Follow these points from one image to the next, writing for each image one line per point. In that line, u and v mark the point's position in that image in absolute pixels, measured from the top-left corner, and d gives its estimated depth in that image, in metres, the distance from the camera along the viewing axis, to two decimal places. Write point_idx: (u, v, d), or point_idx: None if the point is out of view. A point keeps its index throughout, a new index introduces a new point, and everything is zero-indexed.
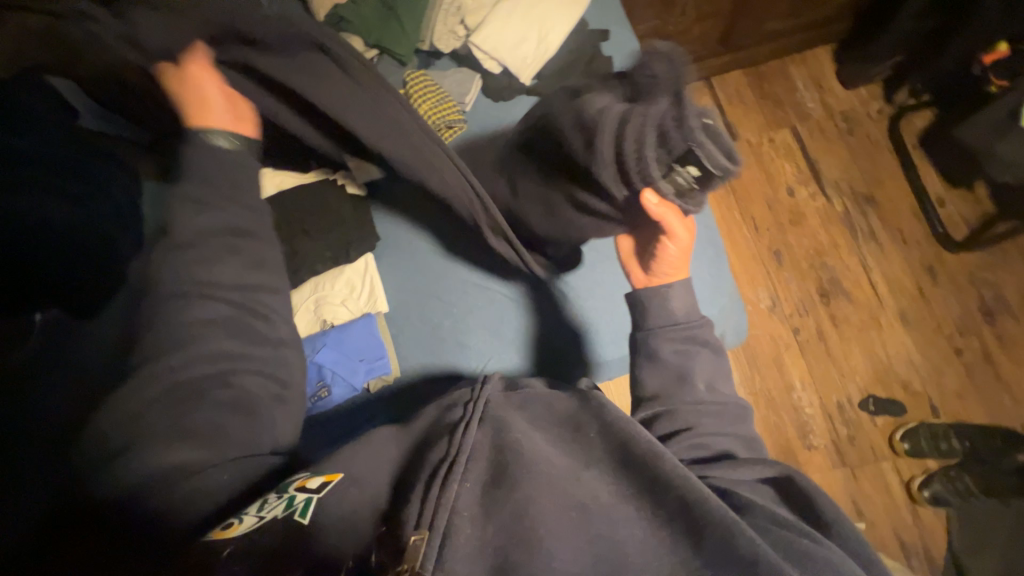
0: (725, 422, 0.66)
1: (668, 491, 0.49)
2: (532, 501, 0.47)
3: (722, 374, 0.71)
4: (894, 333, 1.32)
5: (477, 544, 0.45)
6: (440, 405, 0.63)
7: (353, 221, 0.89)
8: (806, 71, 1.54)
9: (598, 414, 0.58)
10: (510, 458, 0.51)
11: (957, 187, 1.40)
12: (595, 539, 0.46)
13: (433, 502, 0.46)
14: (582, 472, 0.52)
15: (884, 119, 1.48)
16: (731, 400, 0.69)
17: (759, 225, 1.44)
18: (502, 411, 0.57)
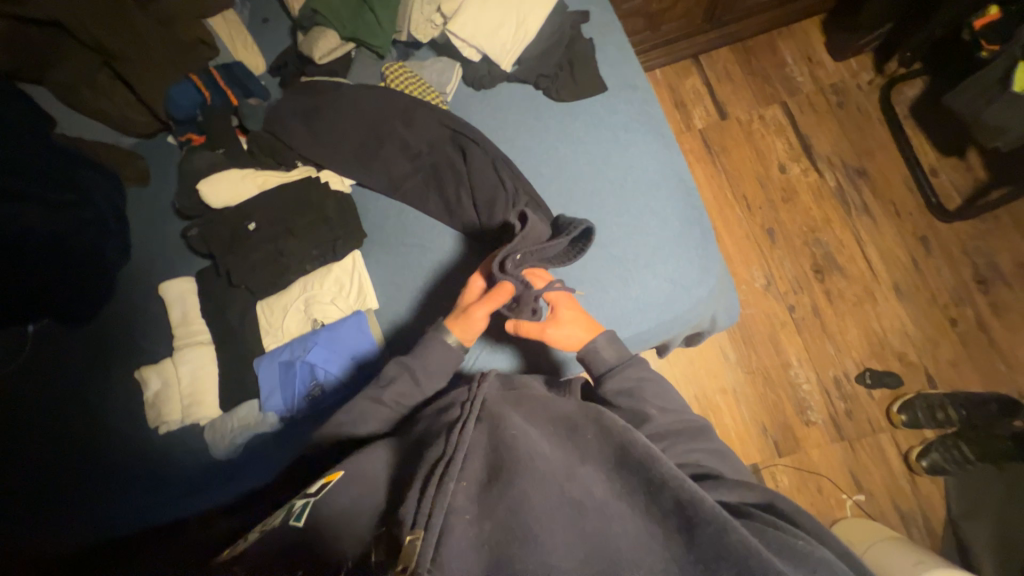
0: (690, 440, 0.66)
1: (663, 490, 0.49)
2: (526, 497, 0.48)
3: (672, 394, 0.70)
4: (889, 305, 1.32)
5: (472, 540, 0.47)
6: (437, 409, 0.67)
7: (338, 219, 0.87)
8: (794, 44, 1.52)
9: (597, 414, 0.58)
10: (504, 455, 0.53)
11: (949, 156, 1.38)
12: (589, 535, 0.47)
13: (431, 500, 0.49)
14: (578, 469, 0.53)
15: (874, 90, 1.45)
16: (684, 417, 0.69)
17: (751, 203, 1.43)
18: (499, 408, 0.60)
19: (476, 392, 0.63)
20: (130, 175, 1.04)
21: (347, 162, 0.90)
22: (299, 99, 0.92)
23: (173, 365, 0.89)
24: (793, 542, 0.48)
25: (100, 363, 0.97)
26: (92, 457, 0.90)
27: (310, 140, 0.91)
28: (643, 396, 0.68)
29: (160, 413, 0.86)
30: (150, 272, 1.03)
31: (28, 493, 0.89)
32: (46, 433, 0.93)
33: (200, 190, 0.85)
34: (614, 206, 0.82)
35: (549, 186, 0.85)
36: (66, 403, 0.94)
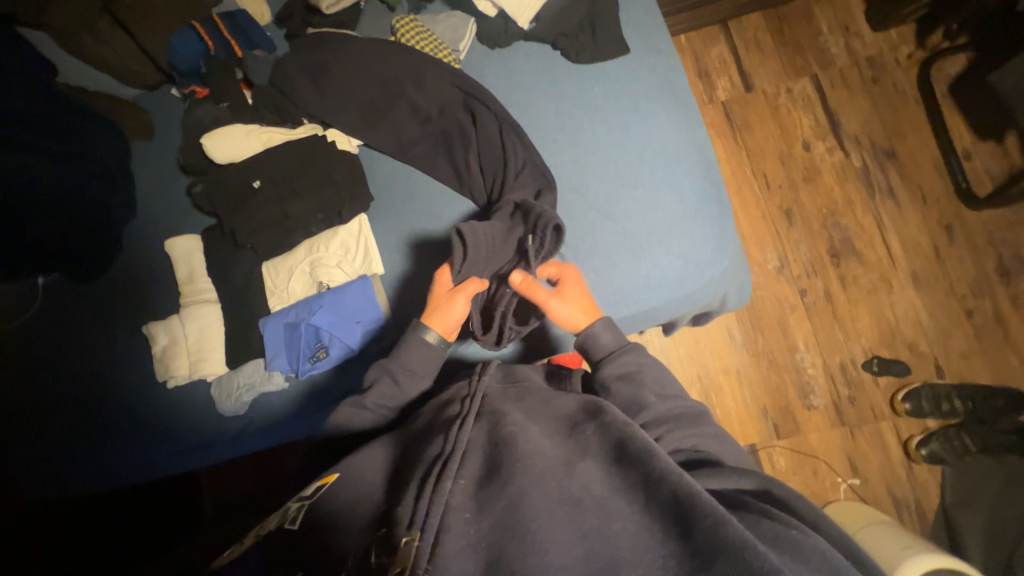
0: (690, 428, 0.66)
1: (661, 484, 0.51)
2: (524, 495, 0.51)
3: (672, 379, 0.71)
4: (904, 294, 1.29)
5: (470, 540, 0.49)
6: (438, 403, 0.72)
7: (344, 180, 0.85)
8: (831, 12, 1.42)
9: (597, 415, 0.62)
10: (502, 451, 0.57)
11: (986, 139, 1.30)
12: (587, 533, 0.49)
13: (427, 501, 0.52)
14: (576, 467, 0.55)
15: (913, 66, 1.36)
16: (682, 402, 0.68)
17: (770, 182, 1.38)
18: (500, 406, 0.66)
19: (477, 387, 0.70)
20: (133, 128, 1.03)
21: (355, 122, 0.88)
22: (311, 52, 0.88)
23: (180, 323, 0.89)
24: (788, 532, 0.48)
25: (112, 316, 0.99)
26: (109, 411, 0.94)
27: (317, 98, 0.88)
28: (643, 381, 0.68)
29: (168, 367, 0.88)
30: (156, 227, 1.02)
31: (50, 444, 0.93)
32: (64, 387, 0.96)
33: (205, 142, 0.82)
34: (629, 178, 0.79)
35: (562, 155, 0.82)
36: (82, 356, 0.97)
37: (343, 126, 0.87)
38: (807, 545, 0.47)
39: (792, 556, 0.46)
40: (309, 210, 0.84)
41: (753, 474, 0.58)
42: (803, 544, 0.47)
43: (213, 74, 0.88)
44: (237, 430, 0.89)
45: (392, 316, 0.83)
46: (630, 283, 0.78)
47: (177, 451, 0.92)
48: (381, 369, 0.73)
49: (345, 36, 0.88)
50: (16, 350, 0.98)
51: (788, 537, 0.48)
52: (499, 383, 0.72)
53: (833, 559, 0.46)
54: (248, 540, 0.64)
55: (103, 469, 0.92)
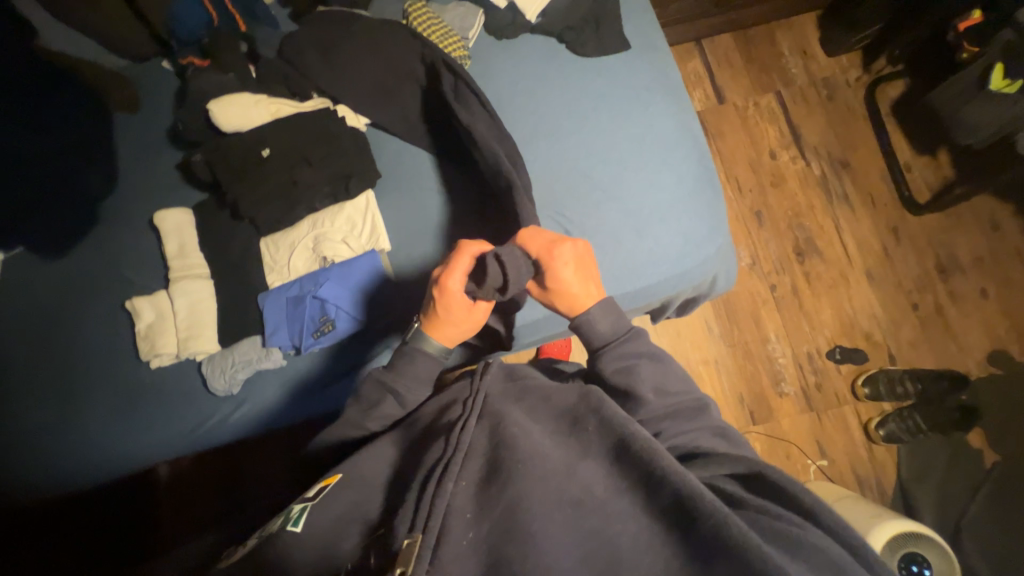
0: (683, 425, 0.64)
1: (662, 484, 0.50)
2: (525, 495, 0.51)
3: (671, 374, 0.67)
4: (860, 289, 1.42)
5: (471, 542, 0.49)
6: (439, 405, 0.71)
7: (353, 152, 0.85)
8: (792, 37, 1.57)
9: (595, 407, 0.60)
10: (503, 453, 0.56)
11: (923, 154, 1.48)
12: (588, 533, 0.49)
13: (427, 505, 0.52)
14: (577, 467, 0.54)
15: (861, 87, 1.53)
16: (680, 396, 0.66)
17: (743, 187, 1.49)
18: (500, 406, 0.64)
19: (478, 387, 0.68)
20: (118, 100, 0.98)
21: (360, 99, 0.88)
22: (317, 28, 0.88)
23: (170, 298, 0.85)
24: (783, 527, 0.48)
25: (88, 294, 0.93)
26: (87, 395, 0.89)
27: (324, 74, 0.87)
28: (639, 375, 0.65)
29: (154, 345, 0.83)
30: (138, 201, 0.97)
31: (16, 439, 0.88)
32: (34, 367, 0.90)
33: (210, 110, 0.81)
34: (631, 164, 0.85)
35: (567, 140, 0.87)
36: (52, 340, 0.91)
37: (350, 103, 0.88)
38: (803, 541, 0.46)
39: (788, 552, 0.46)
40: (314, 181, 0.84)
41: (740, 461, 0.58)
42: (803, 541, 0.46)
43: (216, 45, 0.86)
44: (228, 412, 0.85)
45: (398, 292, 0.83)
46: (635, 259, 0.82)
47: (158, 439, 0.87)
48: (377, 385, 0.72)
49: (350, 15, 0.88)
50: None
51: (783, 533, 0.47)
52: (500, 381, 0.70)
53: (832, 554, 0.46)
54: (254, 542, 0.63)
55: (75, 465, 0.87)
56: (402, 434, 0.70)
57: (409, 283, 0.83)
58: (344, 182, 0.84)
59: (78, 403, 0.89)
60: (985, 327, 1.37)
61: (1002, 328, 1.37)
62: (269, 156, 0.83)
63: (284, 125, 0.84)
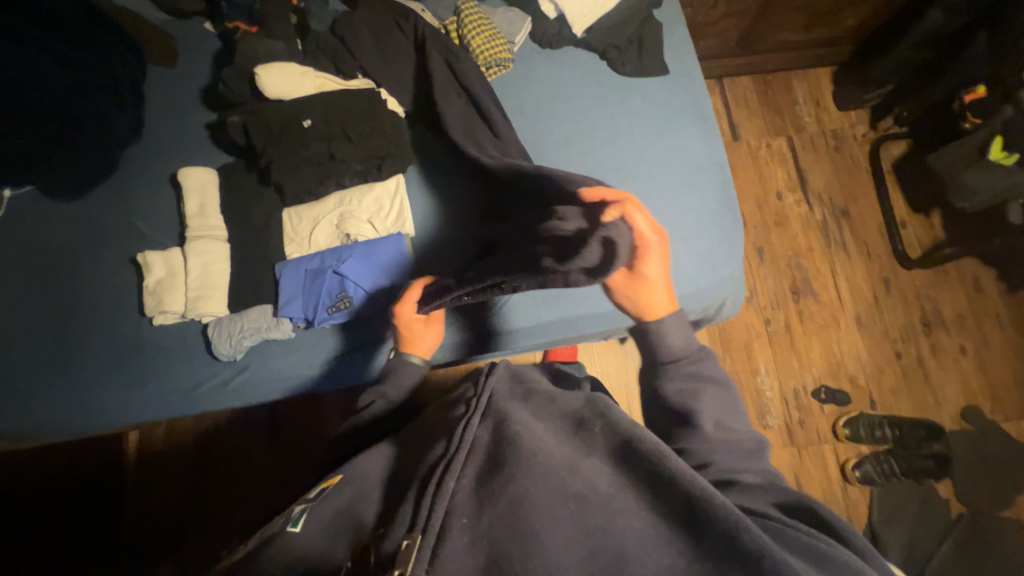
0: (741, 459, 0.65)
1: (669, 485, 0.49)
2: (528, 493, 0.49)
3: (732, 408, 0.69)
4: (849, 333, 1.47)
5: (469, 541, 0.47)
6: (446, 404, 0.71)
7: (391, 135, 0.85)
8: (807, 87, 1.65)
9: (603, 410, 0.60)
10: (505, 449, 0.54)
11: (918, 212, 1.55)
12: (592, 530, 0.47)
13: (428, 503, 0.50)
14: (581, 465, 0.52)
15: (867, 142, 1.61)
16: (742, 434, 0.67)
17: (748, 222, 1.55)
18: (505, 404, 0.62)
19: (483, 386, 0.66)
20: (155, 53, 0.98)
21: (399, 87, 0.89)
22: (370, 7, 0.88)
23: (184, 256, 0.84)
24: (818, 547, 0.48)
25: (98, 243, 0.92)
26: (81, 345, 0.87)
27: (370, 55, 0.88)
28: (701, 397, 0.68)
29: (161, 302, 0.81)
30: (162, 156, 0.96)
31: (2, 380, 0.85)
32: (33, 311, 0.89)
33: (257, 74, 0.80)
34: (658, 183, 0.88)
35: (601, 152, 0.90)
36: (57, 283, 0.90)
37: (391, 88, 0.89)
38: (836, 561, 0.46)
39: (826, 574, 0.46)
40: (347, 158, 0.83)
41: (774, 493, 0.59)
42: (833, 559, 0.47)
43: (267, 11, 0.87)
44: (228, 378, 0.84)
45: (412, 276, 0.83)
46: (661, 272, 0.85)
47: (149, 401, 0.85)
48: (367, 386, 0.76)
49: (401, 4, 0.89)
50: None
51: (818, 552, 0.47)
52: (507, 382, 0.69)
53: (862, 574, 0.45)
54: (249, 544, 0.59)
55: (56, 413, 0.84)
56: (402, 438, 0.69)
57: (429, 270, 0.84)
58: (376, 166, 0.85)
59: (73, 351, 0.87)
60: (961, 382, 1.44)
61: (976, 385, 1.44)
62: (307, 128, 0.83)
63: (325, 98, 0.84)
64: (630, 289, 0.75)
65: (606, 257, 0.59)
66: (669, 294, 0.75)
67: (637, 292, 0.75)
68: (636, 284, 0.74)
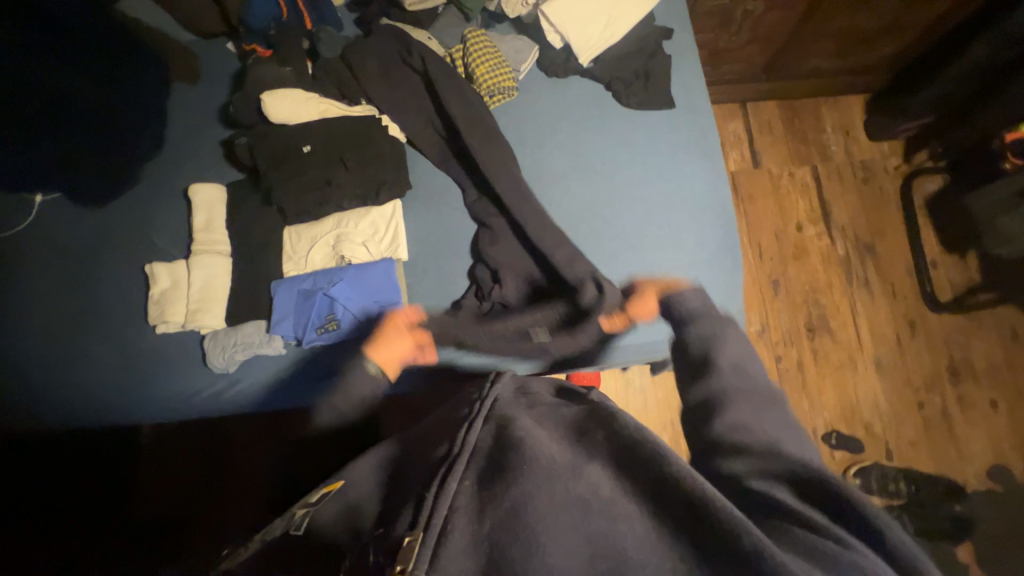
0: (769, 419, 0.54)
1: (672, 489, 0.41)
2: (530, 498, 0.42)
3: (751, 357, 0.62)
4: (867, 376, 1.39)
5: (471, 545, 0.41)
6: (455, 405, 0.64)
7: (389, 161, 0.87)
8: (837, 116, 1.58)
9: (609, 409, 0.53)
10: (508, 451, 0.47)
11: (952, 252, 1.46)
12: (593, 537, 0.40)
13: (430, 502, 0.43)
14: (582, 467, 0.45)
15: (899, 176, 1.52)
16: (761, 386, 0.58)
17: (763, 253, 1.49)
18: (509, 411, 0.55)
19: (487, 392, 0.59)
20: (180, 72, 1.02)
21: (402, 114, 0.91)
22: (380, 35, 0.91)
23: (188, 269, 0.88)
24: (825, 547, 0.37)
25: (114, 251, 0.97)
26: (91, 346, 0.92)
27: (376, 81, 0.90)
28: (718, 344, 0.62)
29: (164, 311, 0.86)
30: (178, 171, 1.01)
31: (18, 374, 0.91)
32: (50, 312, 0.94)
33: (262, 100, 0.84)
34: (655, 220, 0.86)
35: (598, 184, 0.88)
36: (71, 287, 0.95)
37: (394, 115, 0.91)
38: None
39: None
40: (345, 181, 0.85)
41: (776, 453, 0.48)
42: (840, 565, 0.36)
43: (282, 37, 0.90)
44: (220, 389, 0.87)
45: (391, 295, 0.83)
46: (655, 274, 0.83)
47: (149, 404, 0.89)
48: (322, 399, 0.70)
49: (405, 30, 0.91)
50: (6, 265, 0.96)
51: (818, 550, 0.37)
52: (512, 391, 0.62)
53: None
54: (251, 545, 0.56)
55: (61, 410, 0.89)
56: (405, 440, 0.62)
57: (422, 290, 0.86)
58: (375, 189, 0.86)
59: (84, 353, 0.92)
60: (990, 439, 1.34)
61: (1008, 444, 1.33)
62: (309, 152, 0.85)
63: (328, 123, 0.87)
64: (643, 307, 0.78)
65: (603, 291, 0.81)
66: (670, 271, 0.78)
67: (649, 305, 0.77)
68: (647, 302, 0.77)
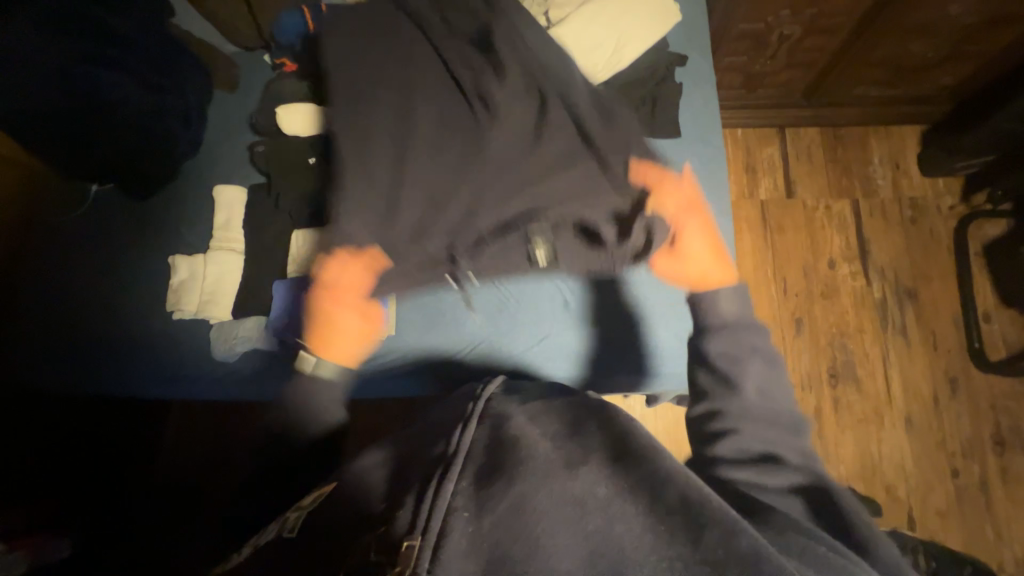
0: (778, 432, 0.64)
1: (669, 486, 0.46)
2: (530, 497, 0.45)
3: (777, 383, 0.69)
4: (894, 434, 1.27)
5: (470, 542, 0.42)
6: (453, 403, 0.66)
7: None
8: (886, 147, 1.46)
9: (598, 416, 0.57)
10: (504, 453, 0.50)
11: (1008, 307, 1.32)
12: (592, 535, 0.42)
13: (429, 502, 0.46)
14: (578, 466, 0.48)
15: (953, 217, 1.39)
16: (783, 409, 0.67)
17: (789, 288, 1.38)
18: (504, 407, 0.59)
19: (481, 390, 0.62)
20: (220, 80, 1.12)
21: (421, 216, 0.87)
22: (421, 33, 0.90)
23: (203, 263, 0.97)
24: (816, 549, 0.45)
25: (141, 240, 1.05)
26: (103, 327, 1.00)
27: (389, 135, 0.87)
28: (746, 371, 0.69)
29: (179, 299, 0.96)
30: (207, 172, 1.09)
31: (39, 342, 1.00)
32: (72, 290, 1.02)
33: (277, 113, 0.97)
34: None
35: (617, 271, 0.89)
36: (94, 269, 1.03)
37: None
38: (831, 562, 0.44)
39: (818, 571, 0.44)
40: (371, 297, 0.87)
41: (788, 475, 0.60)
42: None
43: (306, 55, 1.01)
44: (219, 375, 0.96)
45: (381, 295, 0.91)
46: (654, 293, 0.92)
47: (154, 381, 0.97)
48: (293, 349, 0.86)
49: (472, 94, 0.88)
50: (42, 245, 1.04)
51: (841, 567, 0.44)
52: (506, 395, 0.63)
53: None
54: (246, 549, 0.60)
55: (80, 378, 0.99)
56: (399, 443, 0.64)
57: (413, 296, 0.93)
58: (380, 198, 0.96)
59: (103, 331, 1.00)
60: None
61: None
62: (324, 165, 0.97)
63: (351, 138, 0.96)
64: (677, 270, 0.84)
65: (647, 241, 0.86)
66: (724, 260, 0.81)
67: (678, 271, 0.84)
68: (675, 270, 0.84)
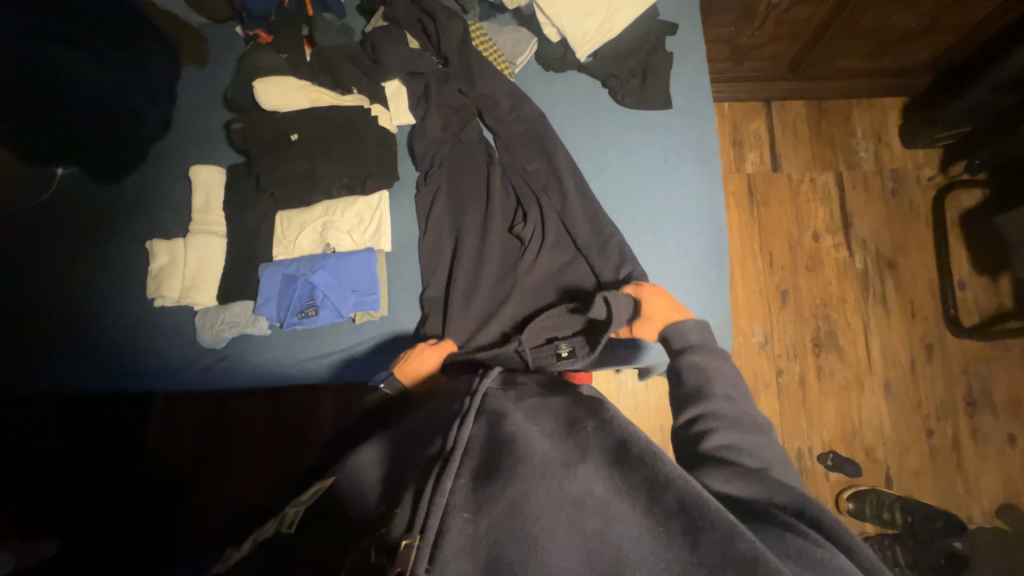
0: (755, 439, 0.61)
1: (666, 489, 0.45)
2: (527, 497, 0.45)
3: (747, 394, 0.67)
4: (873, 398, 1.33)
5: (469, 544, 0.43)
6: (450, 395, 0.66)
7: (376, 156, 0.93)
8: (869, 119, 1.47)
9: (595, 412, 0.56)
10: (501, 450, 0.50)
11: (981, 274, 1.37)
12: (590, 536, 0.43)
13: (426, 502, 0.46)
14: (576, 464, 0.48)
15: (931, 188, 1.42)
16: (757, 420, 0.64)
17: (775, 261, 1.41)
18: (500, 403, 0.58)
19: (477, 386, 0.61)
20: (189, 54, 1.05)
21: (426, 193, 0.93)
22: (385, 49, 0.93)
23: (184, 247, 0.94)
24: (811, 549, 0.43)
25: (114, 226, 1.00)
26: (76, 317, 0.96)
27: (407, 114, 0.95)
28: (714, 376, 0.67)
29: (160, 286, 0.92)
30: (181, 152, 1.03)
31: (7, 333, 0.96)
32: (41, 280, 0.97)
33: (256, 88, 0.92)
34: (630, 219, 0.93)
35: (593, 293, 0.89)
36: (64, 257, 0.98)
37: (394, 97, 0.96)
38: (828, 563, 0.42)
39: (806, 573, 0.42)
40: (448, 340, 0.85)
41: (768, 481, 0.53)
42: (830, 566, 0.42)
43: (281, 26, 0.97)
44: (208, 361, 0.94)
45: (370, 276, 0.89)
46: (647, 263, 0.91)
47: (138, 371, 0.95)
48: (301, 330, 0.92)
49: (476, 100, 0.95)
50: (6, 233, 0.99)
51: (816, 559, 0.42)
52: (500, 386, 0.63)
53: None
54: (245, 548, 0.60)
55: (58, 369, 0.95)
56: (399, 432, 0.64)
57: (404, 275, 0.93)
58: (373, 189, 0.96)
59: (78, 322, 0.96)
60: (1001, 474, 1.27)
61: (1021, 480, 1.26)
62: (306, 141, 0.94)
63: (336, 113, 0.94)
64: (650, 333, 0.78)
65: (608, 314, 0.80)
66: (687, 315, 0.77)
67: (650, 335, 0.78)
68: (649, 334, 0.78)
